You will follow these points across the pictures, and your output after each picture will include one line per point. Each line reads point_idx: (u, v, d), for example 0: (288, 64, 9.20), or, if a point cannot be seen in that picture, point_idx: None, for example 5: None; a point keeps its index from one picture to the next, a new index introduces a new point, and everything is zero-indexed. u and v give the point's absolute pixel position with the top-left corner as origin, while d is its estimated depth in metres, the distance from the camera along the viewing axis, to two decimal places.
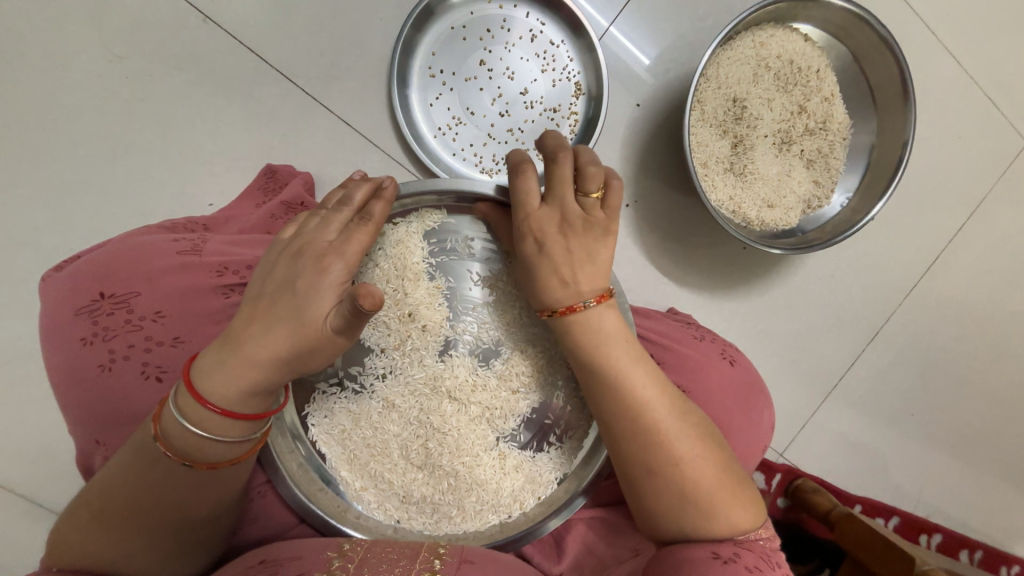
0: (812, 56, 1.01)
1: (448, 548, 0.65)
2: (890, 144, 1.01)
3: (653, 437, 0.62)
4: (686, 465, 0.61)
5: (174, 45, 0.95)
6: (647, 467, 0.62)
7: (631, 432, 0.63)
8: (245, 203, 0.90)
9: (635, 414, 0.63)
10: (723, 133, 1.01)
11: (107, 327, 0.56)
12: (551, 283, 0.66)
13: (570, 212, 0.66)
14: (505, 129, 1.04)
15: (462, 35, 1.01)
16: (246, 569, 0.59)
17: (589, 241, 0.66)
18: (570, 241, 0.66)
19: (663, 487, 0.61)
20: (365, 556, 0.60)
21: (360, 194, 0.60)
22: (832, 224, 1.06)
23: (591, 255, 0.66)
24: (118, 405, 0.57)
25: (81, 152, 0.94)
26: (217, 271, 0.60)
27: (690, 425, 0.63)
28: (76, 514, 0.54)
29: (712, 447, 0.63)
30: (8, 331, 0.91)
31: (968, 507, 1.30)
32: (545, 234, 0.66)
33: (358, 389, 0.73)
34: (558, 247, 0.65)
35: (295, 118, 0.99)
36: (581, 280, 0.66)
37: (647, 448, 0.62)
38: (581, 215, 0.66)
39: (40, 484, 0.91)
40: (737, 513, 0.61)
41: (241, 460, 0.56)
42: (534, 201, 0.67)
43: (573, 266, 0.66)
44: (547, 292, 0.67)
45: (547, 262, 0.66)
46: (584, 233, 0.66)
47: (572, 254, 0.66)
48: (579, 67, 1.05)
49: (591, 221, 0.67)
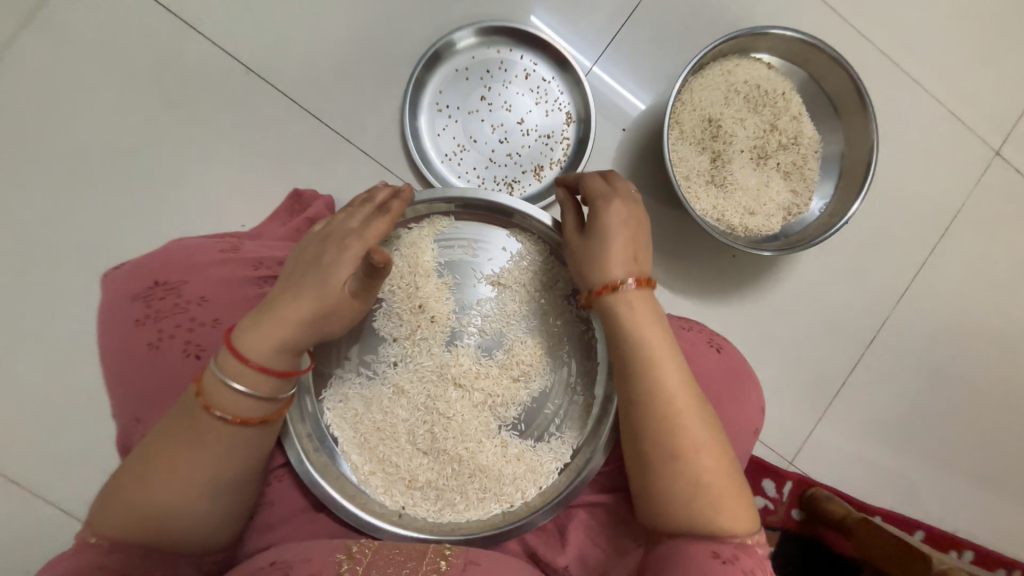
0: (776, 81, 1.13)
1: (453, 549, 0.69)
2: (858, 155, 1.10)
3: (678, 426, 0.65)
4: (705, 459, 0.64)
5: (219, 91, 1.11)
6: (669, 452, 0.64)
7: (658, 420, 0.65)
8: (274, 222, 1.01)
9: (664, 403, 0.65)
10: (702, 149, 1.12)
11: (158, 310, 0.64)
12: (610, 261, 0.71)
13: (630, 199, 0.76)
14: (505, 153, 1.16)
15: (465, 75, 1.16)
16: (258, 570, 0.61)
17: (643, 228, 0.76)
18: (624, 226, 0.73)
19: (680, 479, 0.64)
20: (373, 558, 0.63)
21: (381, 195, 0.70)
22: (812, 228, 1.13)
23: (645, 241, 0.75)
24: (161, 381, 0.64)
25: (136, 182, 1.08)
26: (253, 265, 0.70)
27: (710, 421, 0.67)
28: (115, 484, 0.59)
29: (724, 450, 0.66)
30: (65, 340, 1.03)
31: (984, 515, 1.27)
32: (614, 215, 0.73)
33: (371, 375, 0.80)
34: (625, 227, 0.73)
35: (320, 150, 1.13)
36: (643, 259, 0.73)
37: (670, 435, 0.65)
38: (637, 204, 0.76)
39: (86, 478, 1.01)
40: (741, 517, 0.63)
41: (269, 421, 0.63)
42: (597, 192, 0.76)
43: (636, 245, 0.73)
44: (616, 264, 0.71)
45: (615, 238, 0.72)
46: (640, 220, 0.75)
47: (635, 235, 0.73)
48: (569, 99, 1.18)
49: (642, 212, 0.77)
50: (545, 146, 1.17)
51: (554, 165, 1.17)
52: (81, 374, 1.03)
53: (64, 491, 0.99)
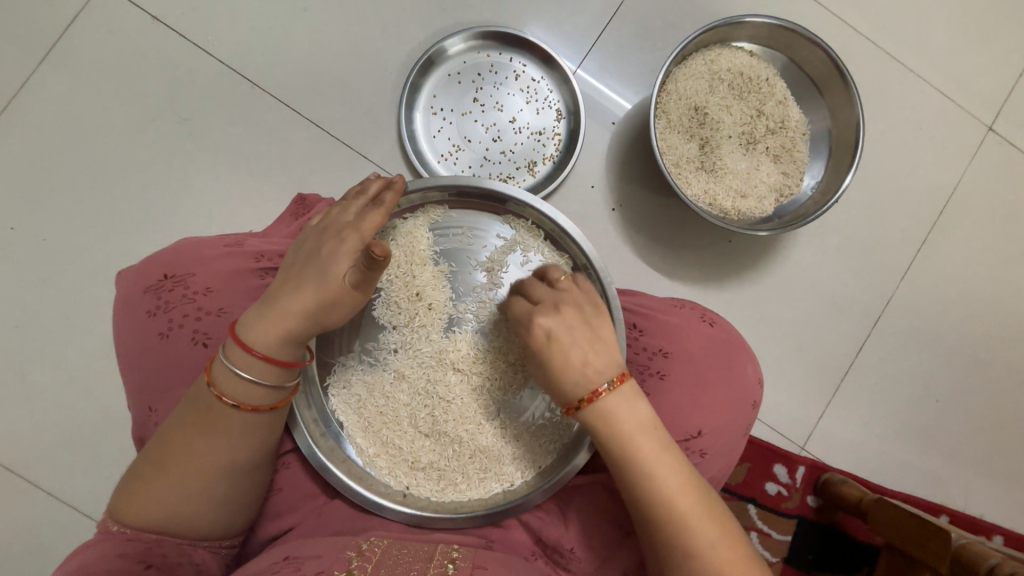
0: (760, 68, 1.16)
1: (461, 551, 0.70)
2: (846, 133, 1.12)
3: (682, 525, 0.65)
4: (713, 551, 0.64)
5: (226, 107, 1.17)
6: (678, 551, 0.65)
7: (662, 523, 0.66)
8: (279, 225, 1.05)
9: (664, 506, 0.66)
10: (690, 137, 1.14)
11: (168, 301, 0.68)
12: (571, 372, 0.70)
13: (561, 300, 0.75)
14: (499, 151, 1.20)
15: (458, 79, 1.21)
16: (273, 564, 0.63)
17: (586, 320, 0.73)
18: (571, 324, 0.72)
19: (694, 572, 0.64)
20: (383, 558, 0.65)
21: (375, 186, 0.72)
22: (805, 208, 1.14)
23: (592, 333, 0.72)
24: (173, 368, 0.68)
25: (150, 195, 1.14)
26: (255, 257, 0.74)
27: (713, 511, 0.67)
28: (132, 472, 0.62)
29: (733, 533, 0.66)
30: (86, 345, 1.07)
31: (1005, 495, 1.24)
32: (548, 325, 0.72)
33: (373, 361, 0.82)
34: (561, 332, 0.71)
35: (322, 156, 1.18)
36: (594, 359, 0.70)
37: (674, 532, 0.65)
38: (570, 302, 0.74)
39: (107, 475, 1.04)
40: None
41: (278, 408, 0.64)
42: (527, 307, 0.76)
43: (582, 346, 0.71)
44: (568, 383, 0.70)
45: (558, 349, 0.71)
46: (579, 317, 0.73)
47: (576, 334, 0.71)
48: (559, 96, 1.22)
49: (580, 305, 0.74)
50: (537, 142, 1.21)
51: (547, 160, 1.21)
52: (100, 379, 1.07)
53: (90, 486, 1.04)
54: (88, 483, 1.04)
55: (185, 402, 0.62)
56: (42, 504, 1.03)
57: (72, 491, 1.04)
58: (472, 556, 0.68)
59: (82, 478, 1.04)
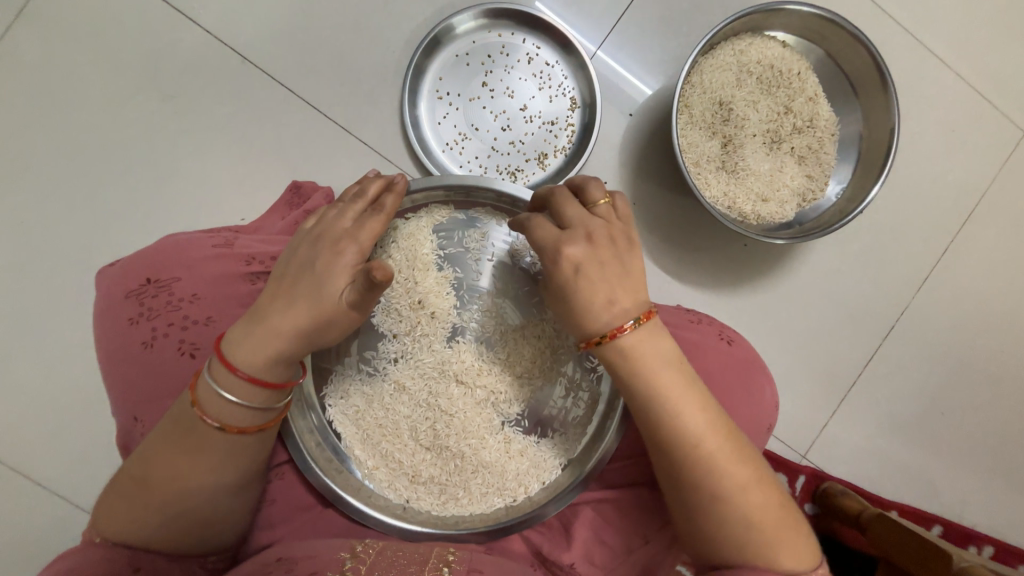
0: (792, 60, 1.08)
1: (457, 554, 0.68)
2: (878, 136, 1.05)
3: (711, 474, 0.64)
4: (743, 500, 0.63)
5: (215, 83, 1.08)
6: (705, 499, 0.64)
7: (690, 473, 0.64)
8: (272, 216, 0.99)
9: (693, 455, 0.64)
10: (712, 134, 1.07)
11: (151, 307, 0.63)
12: (598, 306, 0.66)
13: (593, 225, 0.68)
14: (508, 142, 1.13)
15: (466, 61, 1.12)
16: (264, 565, 0.62)
17: (617, 251, 0.68)
18: (601, 255, 0.67)
19: (721, 521, 0.63)
20: (376, 559, 0.63)
21: (373, 189, 0.66)
22: (828, 215, 1.09)
23: (622, 265, 0.67)
24: (157, 380, 0.63)
25: (134, 177, 1.06)
26: (246, 260, 0.68)
27: (745, 460, 0.65)
28: (113, 490, 0.58)
29: (763, 481, 0.65)
30: (68, 335, 1.03)
31: (1005, 511, 1.23)
32: (577, 254, 0.66)
33: (372, 371, 0.78)
34: (593, 265, 0.66)
35: (318, 141, 1.10)
36: (623, 295, 0.66)
37: (702, 481, 0.64)
38: (603, 227, 0.68)
39: (91, 470, 1.01)
40: (792, 550, 0.63)
41: (265, 429, 0.60)
42: (553, 230, 0.68)
43: (612, 281, 0.66)
44: (597, 317, 0.66)
45: (588, 282, 0.66)
46: (610, 246, 0.68)
47: (607, 266, 0.66)
48: (574, 84, 1.14)
49: (612, 232, 0.69)
50: (549, 133, 1.13)
51: (559, 153, 1.14)
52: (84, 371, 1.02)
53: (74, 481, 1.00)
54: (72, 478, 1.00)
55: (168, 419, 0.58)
56: (26, 498, 1.00)
57: (55, 486, 1.00)
58: (469, 559, 0.66)
59: (66, 473, 1.01)
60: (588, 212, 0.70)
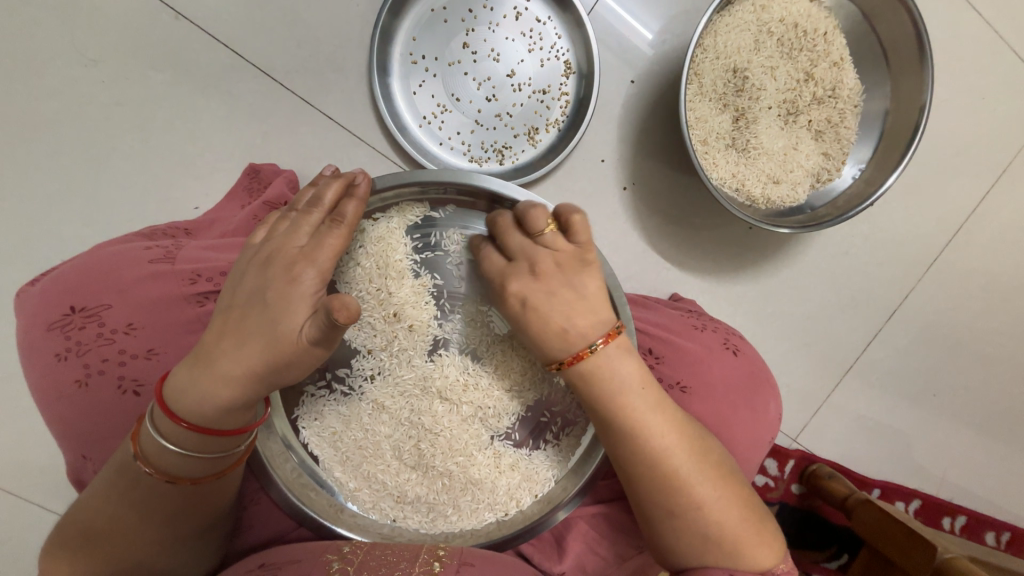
0: (818, 19, 0.95)
1: (447, 549, 0.65)
2: (907, 108, 0.95)
3: (673, 482, 0.59)
4: (706, 508, 0.59)
5: (149, 46, 0.93)
6: (668, 510, 0.60)
7: (651, 483, 0.60)
8: (229, 204, 0.88)
9: (652, 465, 0.60)
10: (724, 106, 0.96)
11: (80, 342, 0.56)
12: (549, 335, 0.63)
13: (539, 255, 0.63)
14: (493, 115, 0.99)
15: (443, 17, 0.97)
16: (246, 572, 0.60)
17: (566, 280, 0.63)
18: (547, 287, 0.63)
19: (683, 527, 0.59)
20: (365, 559, 0.60)
21: (330, 194, 0.58)
22: (844, 198, 0.99)
23: (573, 291, 0.63)
24: (97, 421, 0.56)
25: (62, 161, 0.92)
26: (190, 278, 0.60)
27: (710, 467, 0.61)
28: (63, 538, 0.54)
29: (731, 484, 0.61)
30: None
31: (997, 493, 1.22)
32: (523, 286, 0.63)
33: (347, 390, 0.71)
34: (538, 298, 0.63)
35: (277, 114, 0.96)
36: (579, 321, 0.63)
37: (664, 491, 0.60)
38: (549, 257, 0.63)
39: (20, 495, 0.89)
40: (759, 552, 0.59)
41: (226, 472, 0.57)
42: (499, 263, 0.66)
43: (565, 310, 0.63)
44: (549, 346, 0.64)
45: (537, 314, 0.63)
46: (558, 274, 0.64)
47: (555, 297, 0.63)
48: (568, 45, 1.00)
49: (561, 259, 0.63)
50: (540, 104, 1.00)
51: (551, 127, 1.01)
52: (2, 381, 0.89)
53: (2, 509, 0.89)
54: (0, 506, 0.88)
55: (126, 456, 0.54)
56: None
57: None
58: (460, 553, 0.63)
59: None
60: (532, 241, 0.64)
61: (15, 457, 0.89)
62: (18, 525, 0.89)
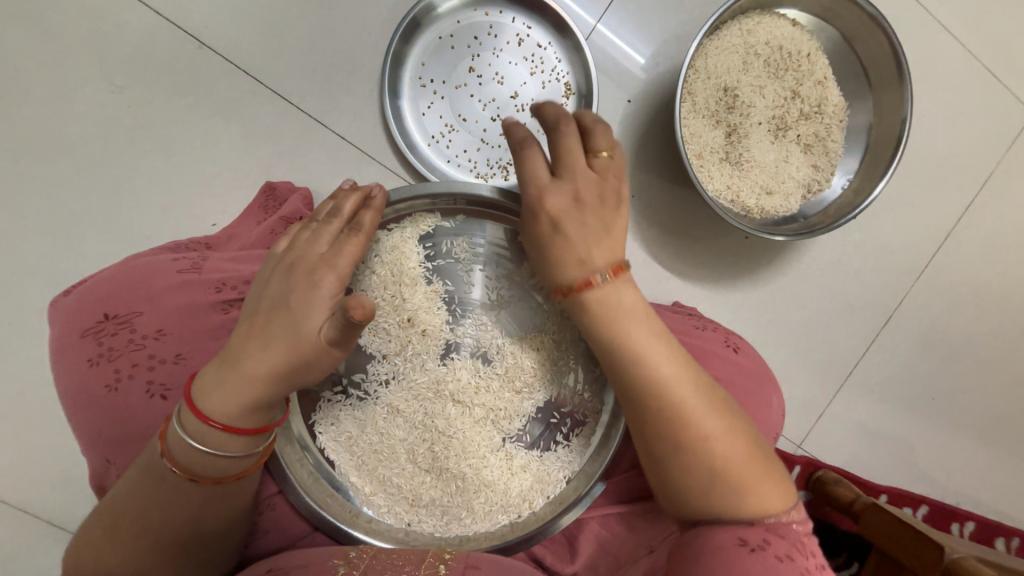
0: (801, 41, 1.02)
1: (453, 553, 0.65)
2: (889, 122, 1.01)
3: (679, 413, 0.60)
4: (713, 441, 0.60)
5: (173, 73, 0.98)
6: (672, 443, 0.61)
7: (655, 415, 0.61)
8: (246, 220, 0.92)
9: (656, 395, 0.61)
10: (716, 122, 1.01)
11: (112, 347, 0.59)
12: (568, 260, 0.65)
13: (584, 181, 0.66)
14: (498, 133, 1.04)
15: (450, 43, 1.03)
16: None
17: (604, 209, 0.67)
18: (585, 213, 0.66)
19: (687, 459, 0.60)
20: (371, 563, 0.60)
21: (349, 205, 0.62)
22: (835, 207, 1.04)
23: (605, 224, 0.66)
24: (124, 425, 0.59)
25: (86, 182, 0.96)
26: (216, 287, 0.63)
27: (714, 400, 0.62)
28: (92, 538, 0.56)
29: (737, 420, 0.62)
30: (11, 354, 0.92)
31: (1002, 498, 1.22)
32: (557, 210, 0.65)
33: (363, 396, 0.73)
34: (570, 223, 0.65)
35: (292, 135, 1.01)
36: (600, 251, 0.65)
37: (672, 425, 0.61)
38: (594, 183, 0.67)
39: (37, 510, 0.90)
40: (765, 490, 0.59)
41: (246, 473, 0.59)
42: (542, 175, 0.67)
43: (591, 238, 0.65)
44: (565, 272, 0.66)
45: (564, 241, 0.66)
46: (597, 203, 0.67)
47: (586, 223, 0.66)
48: (568, 67, 1.06)
49: (604, 190, 0.67)
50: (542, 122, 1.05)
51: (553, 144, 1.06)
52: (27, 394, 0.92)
53: (19, 524, 0.90)
54: (17, 522, 0.90)
55: (152, 455, 0.56)
56: None
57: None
58: (467, 557, 0.64)
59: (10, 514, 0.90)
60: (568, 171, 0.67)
61: (35, 470, 0.91)
62: (34, 540, 0.90)
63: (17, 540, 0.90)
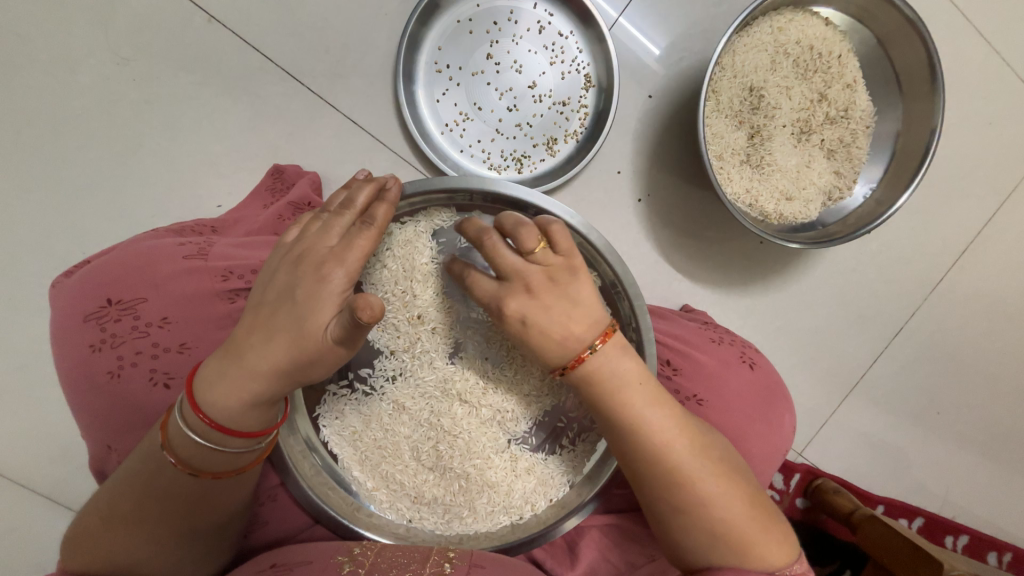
0: (833, 42, 0.98)
1: (457, 551, 0.65)
2: (917, 131, 0.98)
3: (680, 478, 0.60)
4: (714, 505, 0.59)
5: (179, 46, 0.95)
6: (675, 507, 0.60)
7: (656, 477, 0.60)
8: (253, 203, 0.89)
9: (657, 460, 0.60)
10: (739, 123, 0.98)
11: (115, 333, 0.58)
12: (549, 347, 0.63)
13: (530, 272, 0.62)
14: (513, 124, 1.02)
15: (468, 28, 0.99)
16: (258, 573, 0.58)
17: (561, 291, 0.62)
18: (545, 302, 0.62)
19: (691, 523, 0.59)
20: (376, 561, 0.59)
21: (362, 197, 0.60)
22: (855, 217, 1.02)
23: (569, 300, 0.62)
24: (127, 412, 0.58)
25: (88, 156, 0.94)
26: (222, 275, 0.62)
27: (714, 461, 0.61)
28: (89, 526, 0.55)
29: (738, 480, 0.61)
30: (11, 328, 0.91)
31: (1000, 513, 1.22)
32: (520, 309, 0.63)
33: (369, 390, 0.72)
34: (536, 314, 0.62)
35: (301, 117, 0.98)
36: (574, 330, 0.62)
37: (670, 490, 0.60)
38: (540, 272, 0.62)
39: (39, 485, 0.90)
40: (770, 550, 0.59)
41: (246, 470, 0.58)
42: (493, 278, 0.65)
43: (560, 321, 0.62)
44: (548, 357, 0.64)
45: (537, 332, 0.63)
46: (551, 288, 0.62)
47: (551, 310, 0.62)
48: (589, 59, 1.02)
49: (553, 272, 0.62)
50: (559, 115, 1.02)
51: (569, 138, 1.03)
52: (28, 369, 0.91)
53: (19, 500, 0.90)
54: (18, 498, 0.90)
55: (153, 446, 0.55)
56: None
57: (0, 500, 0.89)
58: (470, 555, 0.63)
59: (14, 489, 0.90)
60: (520, 259, 0.62)
61: (35, 446, 0.90)
62: (35, 516, 0.90)
63: (13, 517, 0.89)
